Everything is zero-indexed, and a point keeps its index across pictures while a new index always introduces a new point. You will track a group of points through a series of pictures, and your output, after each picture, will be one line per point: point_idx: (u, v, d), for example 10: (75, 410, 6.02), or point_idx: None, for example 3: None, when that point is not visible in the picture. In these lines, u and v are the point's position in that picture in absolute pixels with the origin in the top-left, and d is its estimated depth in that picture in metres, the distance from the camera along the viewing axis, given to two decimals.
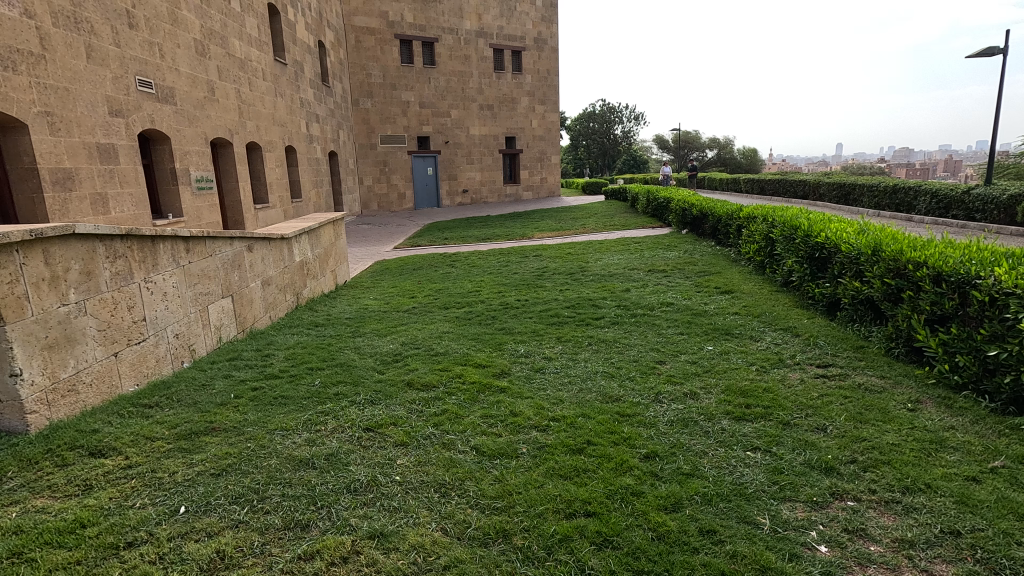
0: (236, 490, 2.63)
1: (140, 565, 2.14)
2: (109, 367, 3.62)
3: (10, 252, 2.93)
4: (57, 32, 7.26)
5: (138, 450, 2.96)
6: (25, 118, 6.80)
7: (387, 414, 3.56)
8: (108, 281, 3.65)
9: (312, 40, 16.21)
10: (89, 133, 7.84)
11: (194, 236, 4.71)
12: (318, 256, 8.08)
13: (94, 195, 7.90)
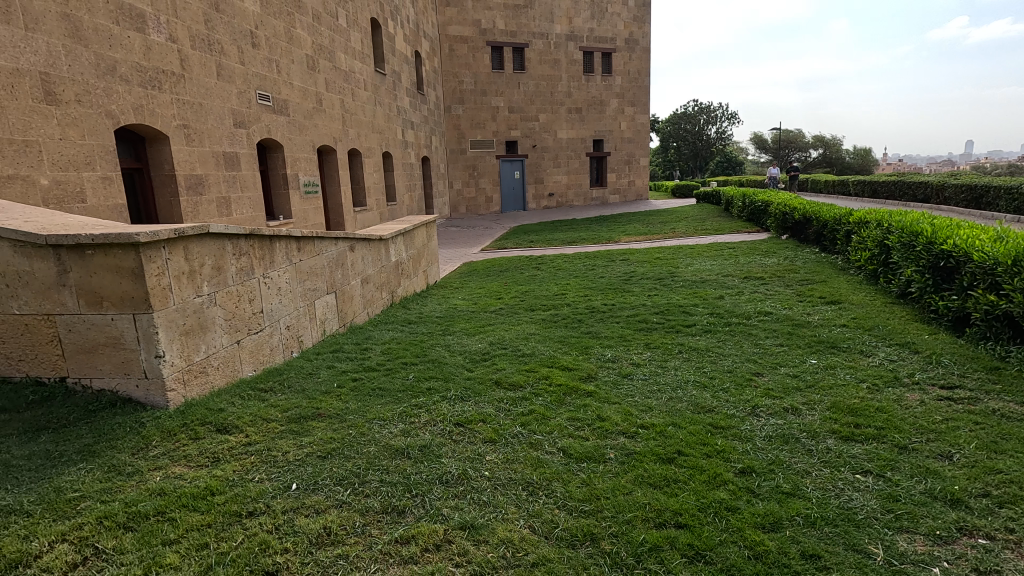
0: (340, 473, 2.83)
1: (260, 533, 2.35)
2: (232, 353, 4.02)
3: (159, 249, 3.33)
4: (194, 54, 8.17)
5: (255, 430, 3.26)
6: (166, 131, 7.71)
7: (477, 411, 3.66)
8: (233, 276, 4.06)
9: (410, 51, 17.01)
10: (217, 143, 8.73)
11: (304, 236, 5.11)
12: (411, 257, 8.46)
13: (219, 199, 8.81)
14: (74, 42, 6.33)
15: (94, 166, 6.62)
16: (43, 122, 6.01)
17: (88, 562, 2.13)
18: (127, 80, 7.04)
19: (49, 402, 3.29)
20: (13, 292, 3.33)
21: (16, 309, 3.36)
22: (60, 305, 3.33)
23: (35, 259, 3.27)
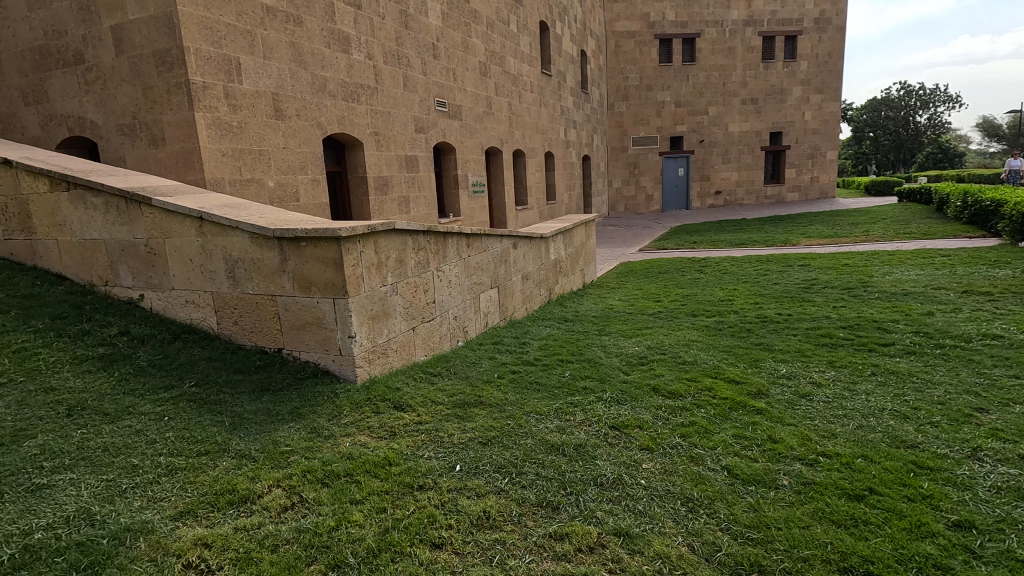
0: (499, 461, 2.96)
1: (428, 506, 2.55)
2: (408, 338, 4.44)
3: (355, 243, 3.80)
4: (386, 68, 9.17)
5: (426, 410, 3.55)
6: (361, 138, 8.76)
7: (633, 416, 3.57)
8: (413, 268, 4.47)
9: (576, 51, 17.16)
10: (401, 147, 9.70)
11: (473, 233, 5.45)
12: (570, 255, 8.55)
13: (400, 198, 9.77)
14: (297, 66, 7.51)
15: (307, 170, 7.78)
16: (272, 134, 7.22)
17: (294, 507, 2.48)
18: (334, 95, 8.15)
19: (270, 368, 3.94)
20: (249, 275, 4.05)
21: (250, 289, 4.08)
22: (281, 288, 3.95)
23: (265, 249, 3.93)
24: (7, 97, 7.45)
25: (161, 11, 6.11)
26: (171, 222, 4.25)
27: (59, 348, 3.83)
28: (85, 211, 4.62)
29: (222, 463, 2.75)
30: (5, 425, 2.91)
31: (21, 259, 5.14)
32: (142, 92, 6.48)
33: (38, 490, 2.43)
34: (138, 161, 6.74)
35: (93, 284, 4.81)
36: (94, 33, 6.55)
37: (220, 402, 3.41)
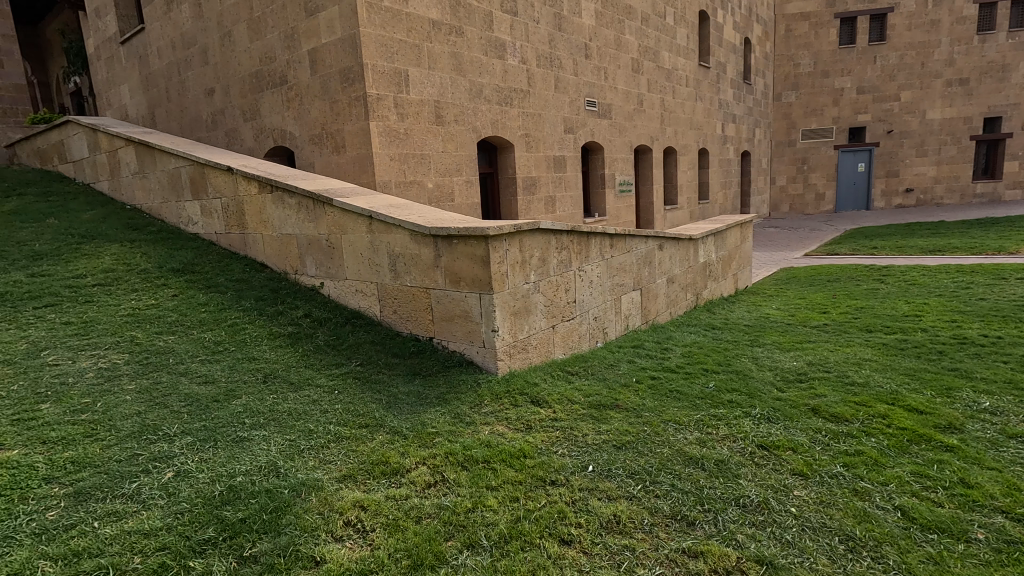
0: (633, 466, 2.90)
1: (559, 502, 2.59)
2: (548, 336, 4.54)
3: (502, 241, 3.97)
4: (539, 71, 9.41)
5: (561, 407, 3.60)
6: (512, 140, 9.10)
7: (786, 437, 3.26)
8: (555, 267, 4.55)
9: (739, 39, 16.00)
10: (550, 148, 9.89)
11: (617, 234, 5.39)
12: (721, 258, 8.03)
13: (547, 198, 9.96)
14: (457, 74, 8.05)
15: (461, 172, 8.30)
16: (433, 139, 7.83)
17: (437, 484, 2.67)
18: (489, 100, 8.58)
19: (422, 354, 4.29)
20: (408, 269, 4.45)
21: (408, 282, 4.48)
22: (434, 282, 4.28)
23: (422, 245, 4.29)
24: (232, 115, 9.03)
25: (347, 33, 6.94)
26: (347, 220, 4.83)
27: (259, 325, 4.58)
28: (283, 210, 5.45)
29: (379, 437, 3.06)
30: (220, 385, 3.55)
31: (236, 249, 6.21)
32: (329, 106, 7.42)
33: (240, 441, 2.93)
34: (324, 166, 7.76)
35: (286, 272, 5.66)
36: (295, 57, 7.66)
37: (379, 382, 3.80)
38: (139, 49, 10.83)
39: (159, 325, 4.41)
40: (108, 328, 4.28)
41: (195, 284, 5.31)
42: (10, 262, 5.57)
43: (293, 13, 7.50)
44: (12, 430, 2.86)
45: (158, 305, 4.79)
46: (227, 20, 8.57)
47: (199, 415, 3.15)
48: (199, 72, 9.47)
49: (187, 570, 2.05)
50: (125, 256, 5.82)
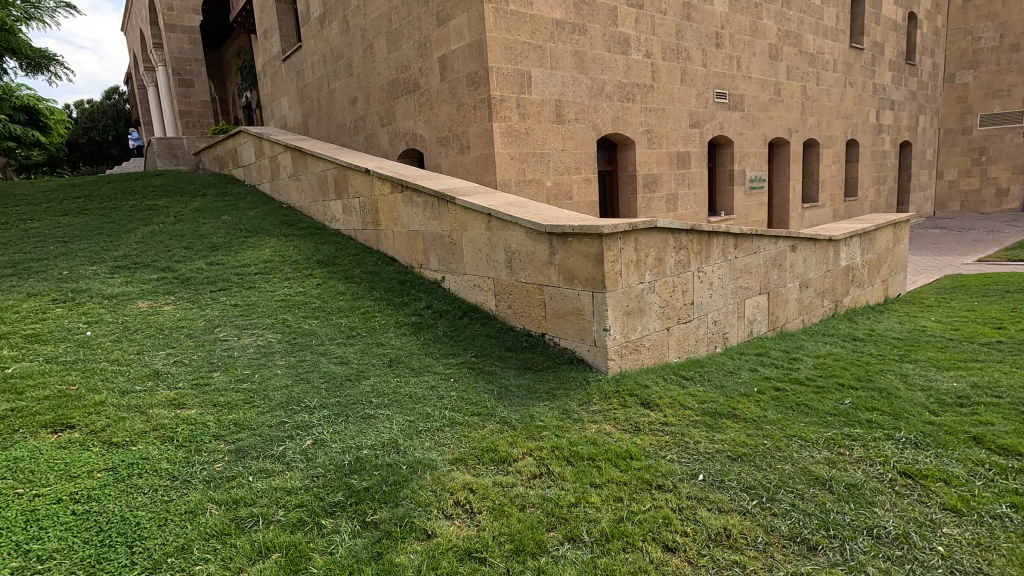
0: (748, 480, 2.74)
1: (665, 507, 2.52)
2: (662, 338, 4.41)
3: (616, 240, 3.93)
4: (664, 64, 9.12)
5: (673, 412, 3.49)
6: (633, 136, 8.91)
7: (937, 466, 2.87)
8: (672, 267, 4.41)
9: (901, 15, 14.17)
10: (673, 144, 9.54)
11: (743, 234, 5.07)
12: (868, 262, 7.20)
13: (669, 195, 9.61)
14: (579, 72, 8.07)
15: (580, 171, 8.30)
16: (553, 138, 7.93)
17: (542, 476, 2.73)
18: (611, 97, 8.48)
19: (533, 349, 4.39)
20: (523, 265, 4.57)
21: (523, 278, 4.60)
22: (548, 279, 4.35)
23: (537, 242, 4.38)
24: (371, 121, 9.85)
25: (474, 39, 7.25)
26: (468, 218, 5.07)
27: (387, 313, 4.97)
28: (411, 208, 5.86)
29: (489, 425, 3.20)
30: (353, 366, 3.93)
31: (370, 244, 6.80)
32: (456, 109, 7.81)
33: (367, 418, 3.23)
34: (449, 166, 8.19)
35: (412, 266, 6.08)
36: (427, 64, 8.16)
37: (492, 373, 3.96)
38: (297, 65, 12.21)
39: (305, 310, 4.98)
40: (265, 311, 4.91)
41: (335, 274, 5.90)
42: (194, 252, 6.60)
43: (427, 22, 8.00)
44: (192, 393, 3.41)
45: (305, 292, 5.40)
46: (370, 34, 9.36)
47: (335, 392, 3.52)
48: (344, 83, 10.47)
49: (320, 526, 2.31)
50: (280, 249, 6.63)
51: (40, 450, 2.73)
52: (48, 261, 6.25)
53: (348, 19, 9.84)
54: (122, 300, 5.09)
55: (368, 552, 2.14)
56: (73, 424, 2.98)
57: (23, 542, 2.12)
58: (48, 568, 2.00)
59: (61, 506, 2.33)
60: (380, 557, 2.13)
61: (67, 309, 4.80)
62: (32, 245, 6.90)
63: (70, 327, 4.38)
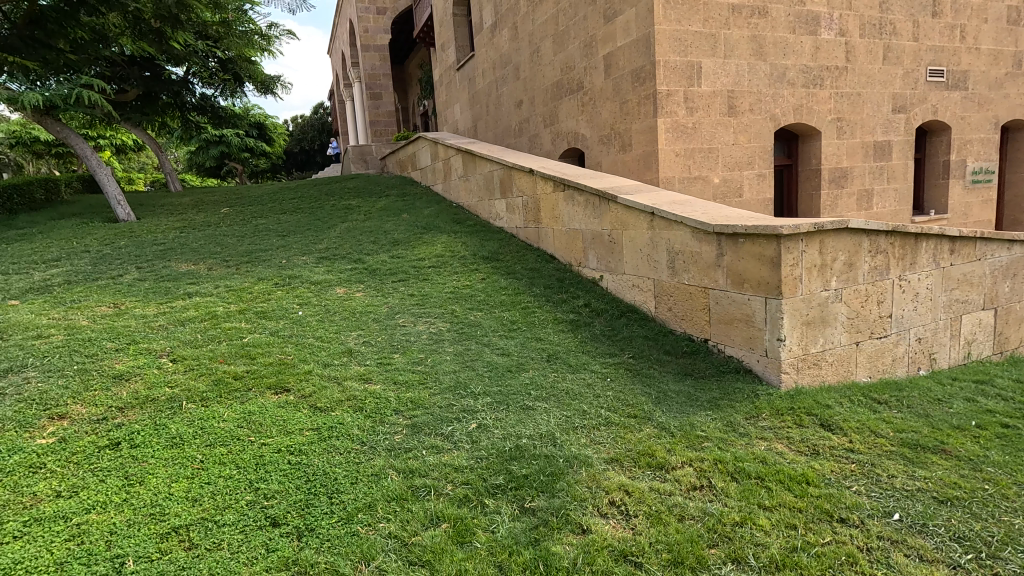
0: (960, 529, 2.31)
1: (848, 544, 2.24)
2: (849, 353, 3.91)
3: (797, 241, 3.57)
4: (862, 42, 8.02)
5: (861, 438, 3.07)
6: (820, 126, 7.98)
7: None
8: (865, 274, 3.88)
9: None
10: (870, 133, 8.35)
11: (963, 236, 4.27)
12: None
13: (861, 192, 8.45)
14: (757, 59, 7.45)
15: (753, 165, 7.68)
16: (724, 132, 7.45)
17: (703, 489, 2.59)
18: (793, 84, 7.70)
19: (695, 355, 4.18)
20: (687, 266, 4.38)
21: (687, 280, 4.40)
22: (715, 282, 4.11)
23: (704, 243, 4.16)
24: (535, 123, 10.17)
25: (642, 33, 7.08)
26: (630, 217, 4.99)
27: (546, 309, 5.12)
28: (572, 207, 5.94)
29: (646, 429, 3.12)
30: (514, 358, 4.13)
31: (531, 242, 7.04)
32: (620, 106, 7.71)
33: (526, 409, 3.37)
34: (610, 165, 8.12)
35: (571, 264, 6.17)
36: (592, 63, 8.17)
37: (650, 376, 3.86)
38: (470, 73, 13.07)
39: (471, 303, 5.34)
40: (437, 301, 5.38)
41: (498, 269, 6.23)
42: (380, 246, 7.45)
43: (593, 21, 8.00)
44: (377, 370, 3.88)
45: (471, 285, 5.79)
46: (537, 38, 9.65)
47: (497, 381, 3.74)
48: (512, 87, 10.94)
49: (483, 505, 2.46)
50: (450, 245, 7.18)
51: (266, 407, 3.32)
52: (272, 251, 7.53)
53: (518, 25, 10.26)
54: (324, 286, 5.95)
55: (526, 537, 2.24)
56: (289, 388, 3.57)
57: (255, 481, 2.59)
58: (271, 504, 2.43)
59: (279, 456, 2.80)
60: (537, 543, 2.22)
61: (285, 292, 5.74)
62: (260, 237, 8.38)
63: (287, 307, 5.23)
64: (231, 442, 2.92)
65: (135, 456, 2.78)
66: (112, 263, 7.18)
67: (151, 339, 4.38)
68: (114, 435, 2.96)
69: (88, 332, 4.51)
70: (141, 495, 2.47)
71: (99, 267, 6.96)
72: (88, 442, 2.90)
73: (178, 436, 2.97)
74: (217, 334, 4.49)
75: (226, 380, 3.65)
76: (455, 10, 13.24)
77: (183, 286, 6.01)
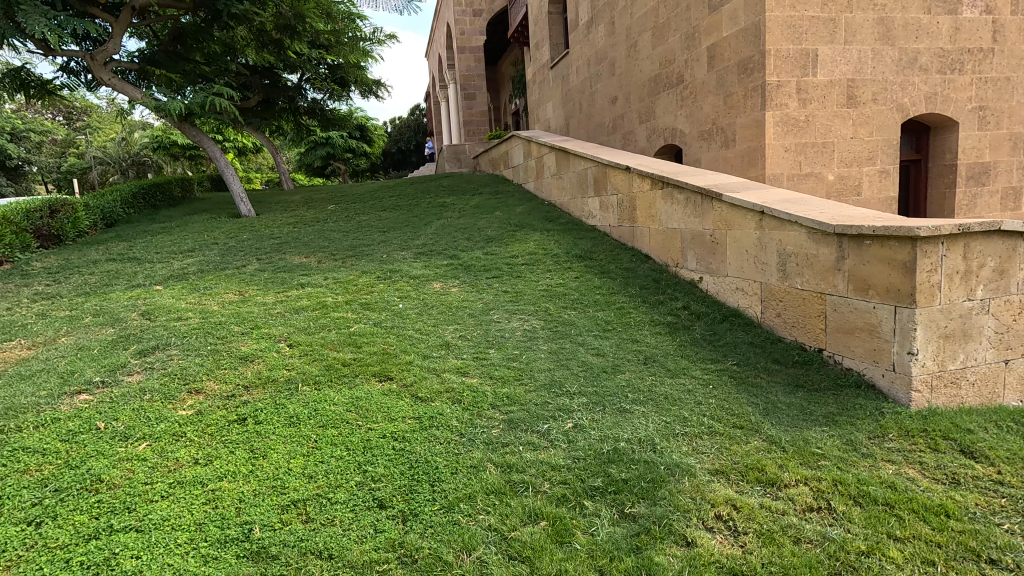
0: None
1: None
2: (995, 372, 3.46)
3: (937, 244, 3.20)
4: (1013, 19, 7.06)
5: (1012, 469, 2.69)
6: (958, 116, 7.12)
7: None
8: (1019, 283, 3.41)
9: None
10: (1019, 122, 7.34)
11: None
12: None
13: (1006, 189, 7.46)
14: (884, 44, 6.78)
15: (875, 160, 6.99)
16: (841, 125, 6.87)
17: (821, 511, 2.39)
18: (926, 70, 6.92)
19: (808, 366, 3.88)
20: (800, 270, 4.08)
21: (800, 284, 4.09)
22: (833, 287, 3.79)
23: (822, 245, 3.85)
24: (630, 119, 9.93)
25: (751, 22, 6.67)
26: (736, 216, 4.73)
27: (642, 311, 4.98)
28: (671, 206, 5.73)
29: (754, 442, 2.94)
30: (609, 359, 4.05)
31: (625, 241, 6.89)
32: (723, 100, 7.32)
33: (623, 412, 3.29)
34: (711, 161, 7.73)
35: (667, 265, 5.97)
36: (693, 55, 7.82)
37: (758, 385, 3.63)
38: (563, 71, 13.00)
39: (564, 301, 5.31)
40: (530, 299, 5.40)
41: (591, 268, 6.14)
42: (474, 242, 7.62)
43: (697, 12, 7.65)
44: (473, 364, 3.96)
45: (565, 284, 5.75)
46: (635, 32, 9.40)
47: (593, 381, 3.69)
48: (607, 84, 10.76)
49: (582, 506, 2.43)
50: (543, 243, 7.18)
51: (372, 393, 3.50)
52: (374, 246, 7.94)
53: (615, 20, 10.06)
54: (422, 281, 6.17)
55: (627, 543, 2.19)
56: (391, 376, 3.75)
57: (363, 463, 2.74)
58: (379, 487, 2.55)
59: (385, 441, 2.94)
60: (639, 551, 2.16)
61: (386, 285, 6.03)
62: (363, 233, 8.86)
63: (388, 300, 5.48)
64: (341, 425, 3.11)
65: (259, 431, 3.03)
66: (237, 254, 7.91)
67: (271, 324, 4.78)
68: (241, 411, 3.25)
69: (218, 316, 4.99)
70: (264, 468, 2.69)
71: (226, 258, 7.70)
72: (220, 416, 3.20)
73: (295, 416, 3.20)
74: (327, 323, 4.81)
75: (336, 366, 3.90)
76: (550, 9, 13.23)
77: (296, 277, 6.49)
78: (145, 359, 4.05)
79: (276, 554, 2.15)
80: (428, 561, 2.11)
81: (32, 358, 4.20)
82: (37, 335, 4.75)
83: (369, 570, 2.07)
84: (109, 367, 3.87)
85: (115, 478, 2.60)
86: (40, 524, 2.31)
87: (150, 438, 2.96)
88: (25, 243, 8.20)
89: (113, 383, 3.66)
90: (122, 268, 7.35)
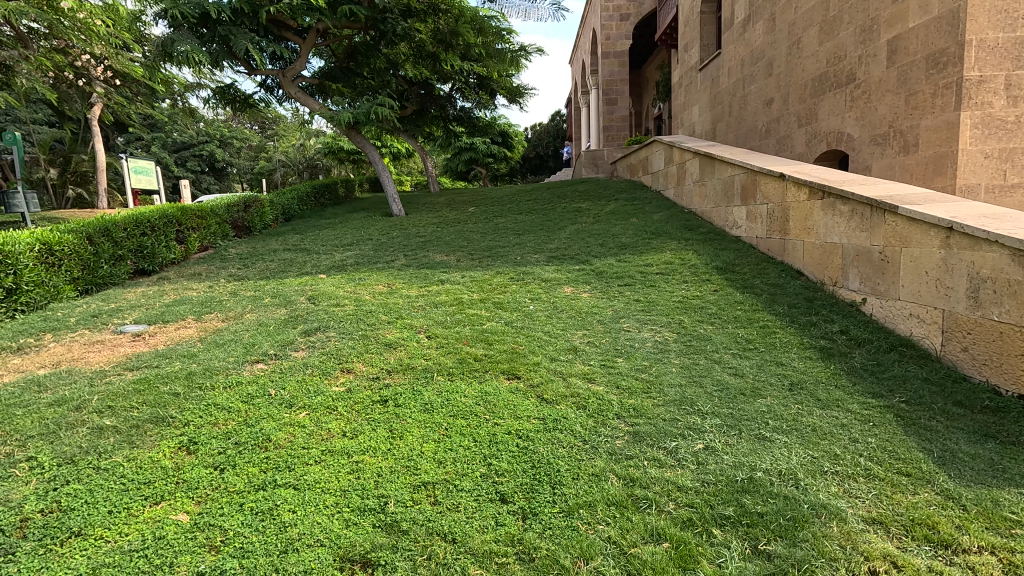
0: None
1: None
2: None
3: None
4: None
5: None
6: None
7: None
8: None
9: None
10: None
11: None
12: None
13: None
14: None
15: None
16: None
17: None
18: None
19: (1004, 414, 3.24)
20: (998, 299, 3.43)
21: (997, 315, 3.45)
22: None
23: None
24: (788, 122, 9.11)
25: (947, 8, 5.78)
26: (915, 232, 4.13)
27: (790, 332, 4.54)
28: (833, 218, 5.16)
29: (924, 494, 2.53)
30: (748, 381, 3.75)
31: (775, 254, 6.34)
32: (904, 99, 6.43)
33: (762, 439, 3.03)
34: (883, 168, 6.82)
35: (825, 283, 5.37)
36: (870, 50, 6.98)
37: (932, 430, 3.12)
38: (714, 72, 12.35)
39: (700, 314, 5.04)
40: (663, 309, 5.21)
41: (734, 282, 5.76)
42: (608, 249, 7.52)
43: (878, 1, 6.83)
44: (600, 371, 3.91)
45: (702, 296, 5.46)
46: (800, 28, 8.64)
47: (728, 402, 3.44)
48: (762, 85, 10.03)
49: (709, 534, 2.28)
50: (681, 252, 6.87)
51: (500, 390, 3.61)
52: (509, 248, 8.19)
53: (777, 15, 9.35)
54: (553, 284, 6.25)
55: None
56: (519, 375, 3.84)
57: (488, 456, 2.84)
58: (502, 482, 2.63)
59: (509, 437, 3.02)
60: None
61: (519, 286, 6.20)
62: (501, 235, 9.20)
63: (520, 301, 5.63)
64: (470, 417, 3.25)
65: (398, 413, 3.29)
66: (387, 250, 8.65)
67: (414, 316, 5.15)
68: (384, 393, 3.55)
69: (370, 305, 5.51)
70: (400, 448, 2.91)
71: (378, 253, 8.46)
72: (365, 395, 3.53)
73: (429, 403, 3.42)
74: (463, 318, 5.08)
75: (468, 360, 4.09)
76: (703, 8, 12.67)
77: (437, 274, 6.94)
78: (309, 338, 4.60)
79: (407, 529, 2.30)
80: (545, 562, 2.13)
81: (225, 329, 4.98)
82: (230, 309, 5.64)
83: (489, 561, 2.14)
84: (281, 342, 4.45)
85: (280, 440, 2.98)
86: (223, 469, 2.73)
87: (309, 408, 3.35)
88: (225, 232, 9.72)
89: (283, 356, 4.21)
90: (295, 258, 8.34)
